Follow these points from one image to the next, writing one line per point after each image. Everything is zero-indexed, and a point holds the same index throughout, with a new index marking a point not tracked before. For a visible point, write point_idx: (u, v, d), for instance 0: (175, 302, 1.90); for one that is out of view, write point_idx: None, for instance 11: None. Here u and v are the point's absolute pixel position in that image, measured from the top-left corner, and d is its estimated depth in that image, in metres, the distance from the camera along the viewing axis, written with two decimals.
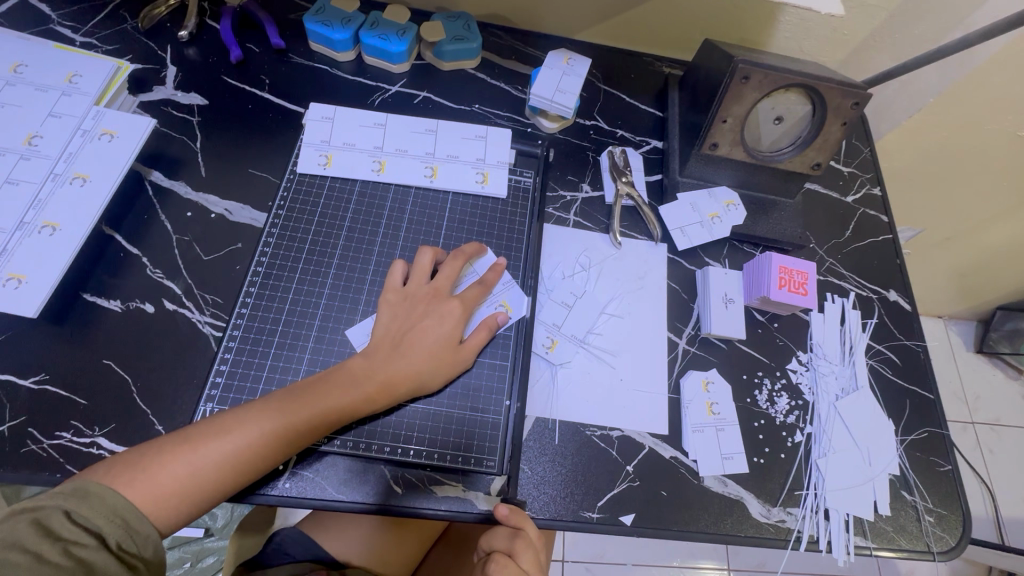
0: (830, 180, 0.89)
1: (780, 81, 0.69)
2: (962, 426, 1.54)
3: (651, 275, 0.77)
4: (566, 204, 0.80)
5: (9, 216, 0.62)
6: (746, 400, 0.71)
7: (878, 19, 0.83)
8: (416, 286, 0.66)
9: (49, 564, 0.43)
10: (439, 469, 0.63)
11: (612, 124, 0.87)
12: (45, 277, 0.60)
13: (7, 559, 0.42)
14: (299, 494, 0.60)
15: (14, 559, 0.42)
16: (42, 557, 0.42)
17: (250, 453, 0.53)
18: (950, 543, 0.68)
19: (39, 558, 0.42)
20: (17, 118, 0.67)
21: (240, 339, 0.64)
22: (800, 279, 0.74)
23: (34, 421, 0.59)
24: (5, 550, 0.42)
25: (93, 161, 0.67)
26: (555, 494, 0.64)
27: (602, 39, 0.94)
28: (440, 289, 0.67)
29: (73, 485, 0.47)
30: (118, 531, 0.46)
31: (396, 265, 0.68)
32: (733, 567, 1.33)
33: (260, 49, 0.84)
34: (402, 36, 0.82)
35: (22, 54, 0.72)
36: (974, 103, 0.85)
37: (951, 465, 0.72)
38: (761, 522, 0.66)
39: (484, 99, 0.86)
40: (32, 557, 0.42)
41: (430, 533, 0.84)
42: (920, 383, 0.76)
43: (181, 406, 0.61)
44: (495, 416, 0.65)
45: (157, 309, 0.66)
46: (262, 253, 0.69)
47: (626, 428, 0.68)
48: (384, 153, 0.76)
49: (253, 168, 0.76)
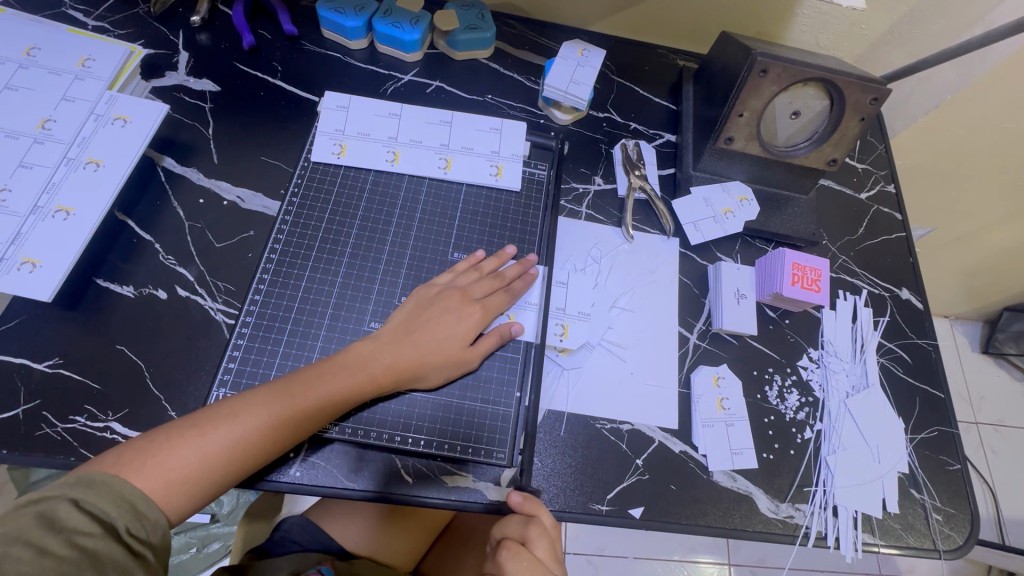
0: (844, 177, 0.88)
1: (800, 74, 0.68)
2: (966, 426, 1.54)
3: (663, 269, 0.77)
4: (579, 196, 0.80)
5: (24, 199, 0.62)
6: (757, 397, 0.71)
7: (897, 13, 0.82)
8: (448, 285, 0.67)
9: (53, 556, 0.42)
10: (450, 460, 0.63)
11: (625, 117, 0.87)
12: (59, 261, 0.60)
13: (9, 553, 0.41)
14: (311, 481, 0.60)
15: (17, 552, 0.41)
16: (45, 550, 0.42)
17: (258, 437, 0.54)
18: (957, 542, 0.68)
19: (42, 551, 0.42)
20: (32, 102, 0.67)
21: (252, 328, 0.64)
22: (814, 276, 0.74)
23: (49, 404, 0.59)
24: (7, 545, 0.41)
25: (106, 146, 0.66)
26: (564, 486, 0.64)
27: (616, 30, 0.93)
28: (468, 292, 0.66)
29: (76, 476, 0.47)
30: (127, 517, 0.47)
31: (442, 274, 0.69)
32: (733, 562, 1.34)
33: (272, 35, 0.84)
34: (416, 24, 0.81)
35: (35, 37, 0.71)
36: (991, 101, 0.85)
37: (960, 465, 0.72)
38: (769, 517, 0.66)
39: (496, 89, 0.86)
40: (35, 551, 0.42)
41: (428, 537, 0.83)
42: (930, 382, 0.76)
43: (194, 392, 0.62)
44: (505, 408, 0.65)
45: (170, 295, 0.66)
46: (276, 240, 0.69)
47: (637, 422, 0.68)
48: (398, 144, 0.76)
49: (266, 156, 0.75)
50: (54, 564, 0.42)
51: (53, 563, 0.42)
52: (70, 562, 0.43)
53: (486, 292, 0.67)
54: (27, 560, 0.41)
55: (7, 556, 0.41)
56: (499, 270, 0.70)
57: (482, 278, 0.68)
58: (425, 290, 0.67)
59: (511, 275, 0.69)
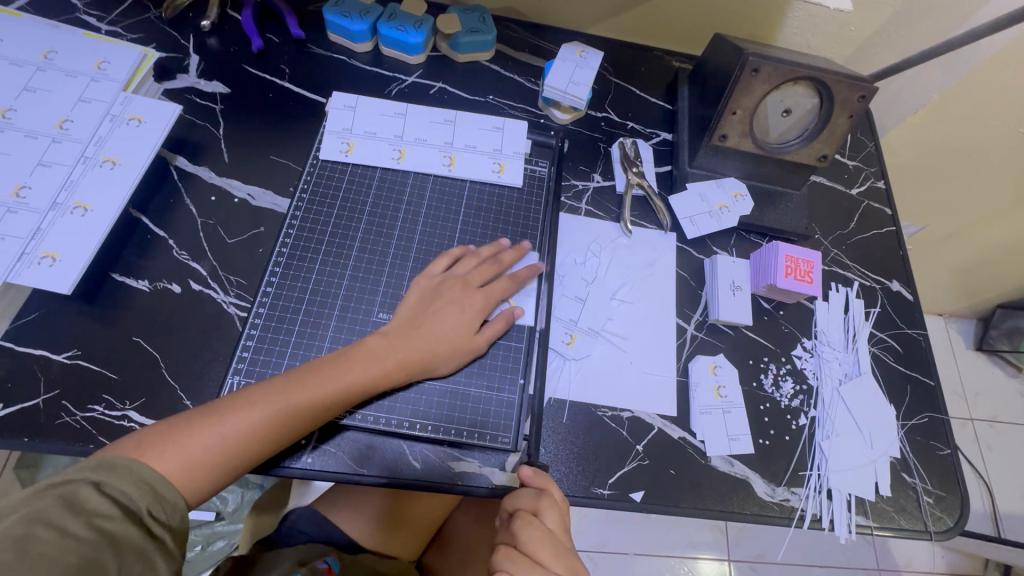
0: (835, 173, 0.91)
1: (790, 73, 0.70)
2: (961, 422, 1.56)
3: (660, 262, 0.79)
4: (579, 193, 0.82)
5: (43, 197, 0.64)
6: (753, 384, 0.73)
7: (884, 15, 0.85)
8: (448, 276, 0.69)
9: (73, 537, 0.44)
10: (457, 445, 0.65)
11: (623, 116, 0.89)
12: (78, 255, 0.62)
13: (33, 534, 0.43)
14: (322, 467, 0.62)
15: (40, 533, 0.44)
16: (66, 532, 0.44)
17: (273, 425, 0.56)
18: (947, 523, 0.70)
19: (64, 532, 0.44)
20: (49, 103, 0.69)
21: (265, 319, 0.66)
22: (806, 268, 0.76)
23: (68, 394, 0.61)
24: (30, 526, 0.44)
25: (122, 145, 0.69)
26: (568, 470, 0.66)
27: (613, 32, 0.96)
28: (467, 281, 0.68)
29: (96, 459, 0.49)
30: (146, 500, 0.49)
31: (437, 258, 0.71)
32: (733, 557, 1.36)
33: (280, 39, 0.86)
34: (420, 27, 0.84)
35: (52, 41, 0.74)
36: (977, 98, 0.87)
37: (950, 450, 0.74)
38: (766, 500, 0.68)
39: (498, 90, 0.88)
40: (57, 532, 0.44)
41: (433, 528, 0.85)
42: (921, 370, 0.78)
43: (208, 381, 0.64)
44: (510, 395, 0.67)
45: (183, 289, 0.68)
46: (287, 235, 0.71)
47: (637, 410, 0.70)
48: (403, 142, 0.78)
49: (275, 155, 0.78)
50: (75, 545, 0.44)
51: (74, 544, 0.44)
52: (89, 544, 0.45)
53: (485, 280, 0.70)
54: (50, 541, 0.43)
55: (32, 536, 0.43)
56: (495, 255, 0.72)
57: (480, 264, 0.71)
58: (427, 281, 0.69)
59: (508, 259, 0.72)
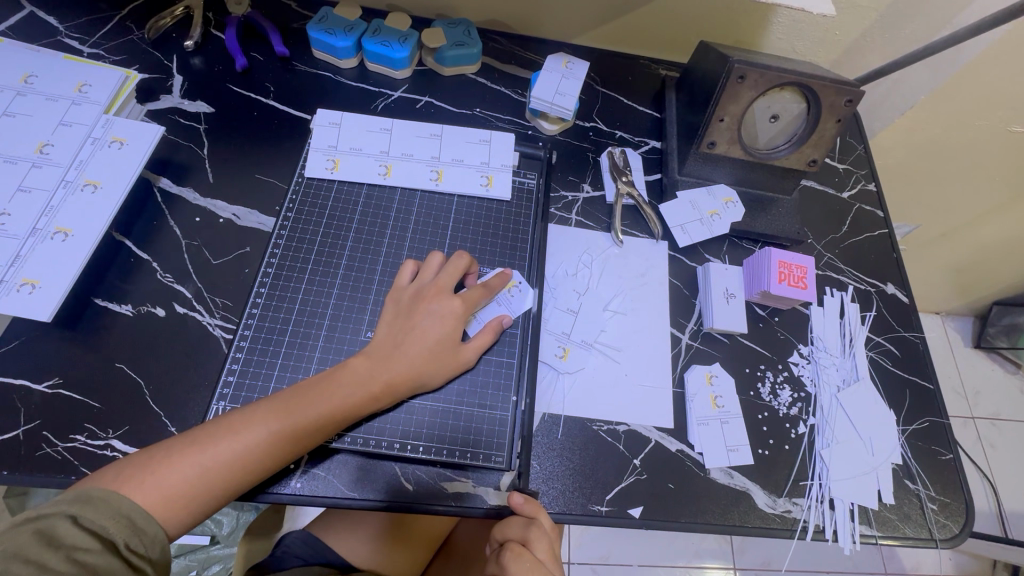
0: (826, 177, 0.91)
1: (776, 79, 0.70)
2: (962, 421, 1.55)
3: (653, 271, 0.78)
4: (568, 204, 0.82)
5: (22, 222, 0.63)
6: (749, 393, 0.72)
7: (868, 19, 0.85)
8: (422, 284, 0.67)
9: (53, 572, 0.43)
10: (450, 465, 0.63)
11: (611, 125, 0.89)
12: (57, 282, 0.61)
13: (9, 570, 0.42)
14: (311, 492, 0.60)
15: (18, 569, 0.42)
16: (46, 567, 0.43)
17: (259, 453, 0.54)
18: (953, 530, 0.68)
19: (42, 568, 0.43)
20: (29, 127, 0.69)
21: (250, 342, 0.65)
22: (800, 274, 0.75)
23: (49, 425, 0.59)
24: (7, 562, 0.42)
25: (103, 168, 0.68)
26: (564, 488, 0.64)
27: (600, 42, 0.96)
28: (442, 287, 0.66)
29: (75, 492, 0.48)
30: (125, 532, 0.48)
31: (407, 265, 0.69)
32: (739, 566, 1.34)
33: (264, 58, 0.86)
34: (404, 42, 0.84)
35: (32, 66, 0.73)
36: (964, 98, 0.87)
37: (952, 454, 0.73)
38: (767, 513, 0.67)
39: (485, 102, 0.88)
40: (36, 568, 0.43)
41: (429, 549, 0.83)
42: (920, 374, 0.77)
43: (193, 408, 0.62)
44: (503, 412, 0.66)
45: (168, 312, 0.67)
46: (272, 254, 0.70)
47: (633, 423, 0.69)
48: (390, 158, 0.78)
49: (260, 174, 0.77)
50: None
51: None
52: None
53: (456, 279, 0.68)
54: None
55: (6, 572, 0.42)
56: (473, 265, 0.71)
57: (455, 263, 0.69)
58: (400, 295, 0.67)
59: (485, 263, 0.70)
